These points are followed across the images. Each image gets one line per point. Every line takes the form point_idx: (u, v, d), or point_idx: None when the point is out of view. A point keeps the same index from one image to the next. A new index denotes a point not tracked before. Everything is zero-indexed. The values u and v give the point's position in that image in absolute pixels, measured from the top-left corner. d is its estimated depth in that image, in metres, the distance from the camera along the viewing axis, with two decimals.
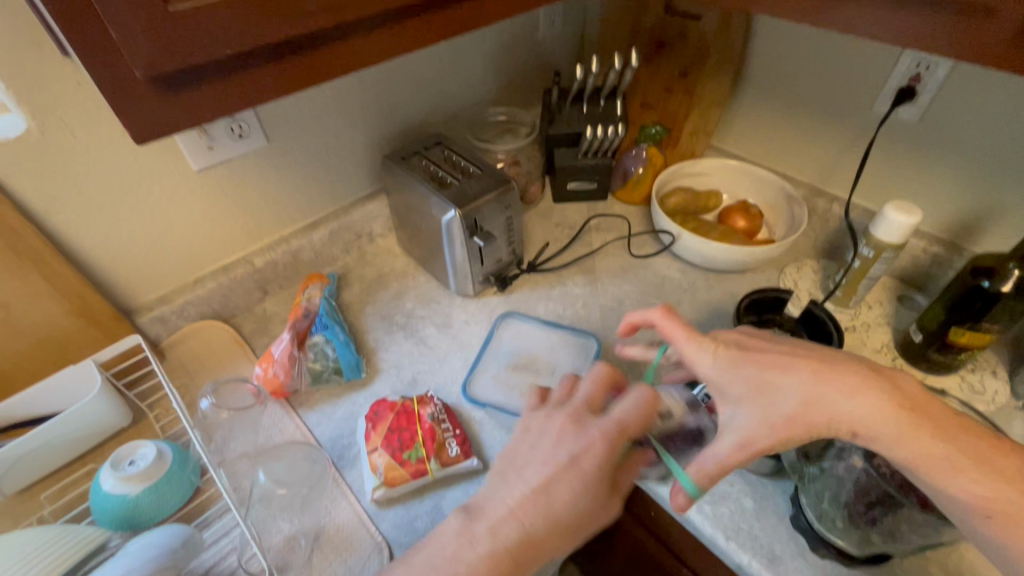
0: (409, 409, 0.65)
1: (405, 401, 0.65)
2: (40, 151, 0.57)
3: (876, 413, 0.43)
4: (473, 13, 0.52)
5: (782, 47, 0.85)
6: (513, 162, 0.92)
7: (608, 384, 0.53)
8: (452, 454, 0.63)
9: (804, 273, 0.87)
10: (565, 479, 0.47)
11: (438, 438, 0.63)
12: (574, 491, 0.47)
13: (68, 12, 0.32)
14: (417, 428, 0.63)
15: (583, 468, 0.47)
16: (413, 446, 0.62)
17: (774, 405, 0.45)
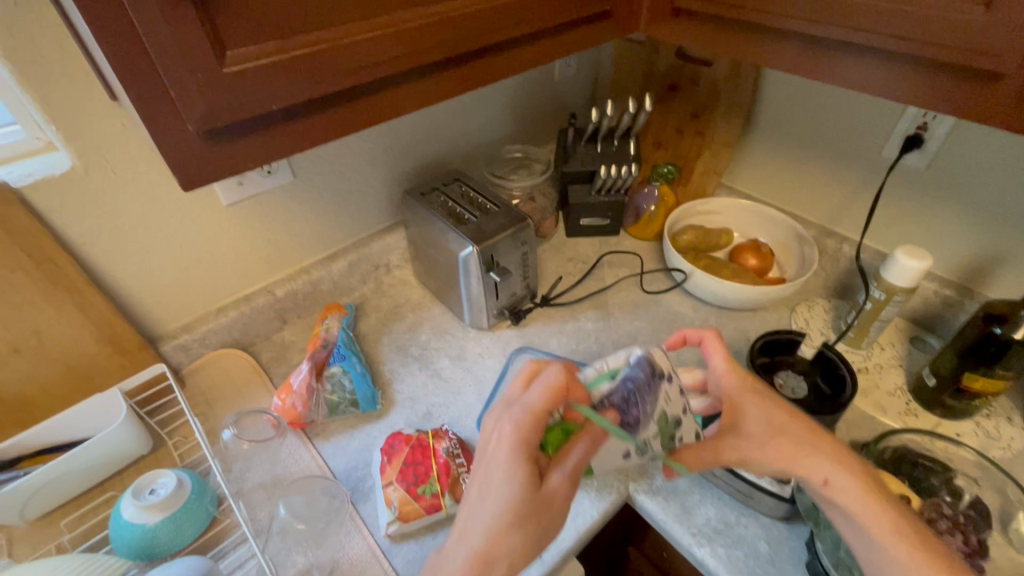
0: (424, 443, 0.66)
1: (420, 435, 0.66)
2: (83, 187, 0.60)
3: (841, 484, 0.48)
4: (490, 68, 0.56)
5: (791, 93, 0.88)
6: (528, 198, 0.94)
7: (529, 376, 0.52)
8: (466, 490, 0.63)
9: (815, 312, 0.88)
10: (491, 482, 0.45)
11: (453, 474, 0.63)
12: (505, 496, 0.44)
13: (135, 76, 0.35)
14: (432, 462, 0.64)
15: (493, 463, 0.45)
16: (428, 481, 0.62)
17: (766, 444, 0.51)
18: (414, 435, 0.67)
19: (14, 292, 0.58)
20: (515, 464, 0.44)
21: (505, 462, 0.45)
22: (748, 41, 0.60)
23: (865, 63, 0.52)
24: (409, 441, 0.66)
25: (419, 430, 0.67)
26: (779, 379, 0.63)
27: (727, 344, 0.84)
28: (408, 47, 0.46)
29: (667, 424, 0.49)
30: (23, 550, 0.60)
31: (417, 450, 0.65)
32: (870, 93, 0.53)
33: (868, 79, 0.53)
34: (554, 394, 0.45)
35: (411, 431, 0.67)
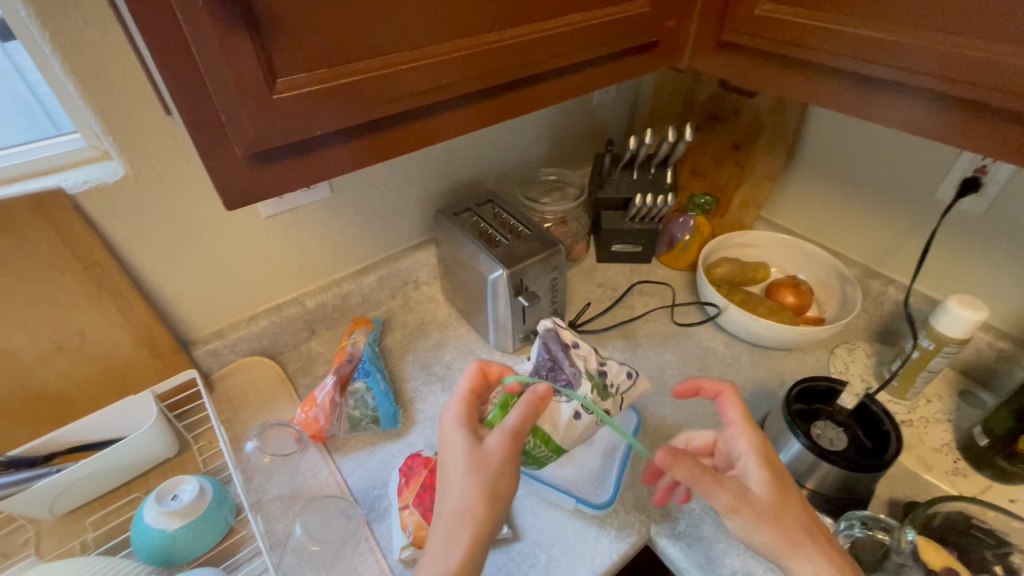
0: (442, 468, 0.65)
1: (439, 459, 0.66)
2: (132, 196, 0.62)
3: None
4: (528, 98, 0.56)
5: (838, 128, 0.85)
6: (560, 222, 0.94)
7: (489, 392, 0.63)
8: None
9: (856, 356, 0.84)
10: (446, 456, 0.51)
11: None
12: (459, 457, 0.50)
13: (188, 99, 0.36)
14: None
15: (443, 435, 0.54)
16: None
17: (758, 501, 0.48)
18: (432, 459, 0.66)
19: (63, 293, 0.61)
20: (459, 434, 0.52)
21: (454, 438, 0.52)
22: (792, 76, 0.58)
23: (918, 107, 0.50)
24: (428, 463, 0.65)
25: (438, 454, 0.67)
26: (817, 428, 0.60)
27: (760, 384, 0.80)
28: (450, 78, 0.47)
29: None
30: (49, 546, 0.62)
31: (436, 474, 0.64)
32: (926, 136, 0.51)
33: (925, 121, 0.50)
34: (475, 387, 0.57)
35: (431, 454, 0.67)
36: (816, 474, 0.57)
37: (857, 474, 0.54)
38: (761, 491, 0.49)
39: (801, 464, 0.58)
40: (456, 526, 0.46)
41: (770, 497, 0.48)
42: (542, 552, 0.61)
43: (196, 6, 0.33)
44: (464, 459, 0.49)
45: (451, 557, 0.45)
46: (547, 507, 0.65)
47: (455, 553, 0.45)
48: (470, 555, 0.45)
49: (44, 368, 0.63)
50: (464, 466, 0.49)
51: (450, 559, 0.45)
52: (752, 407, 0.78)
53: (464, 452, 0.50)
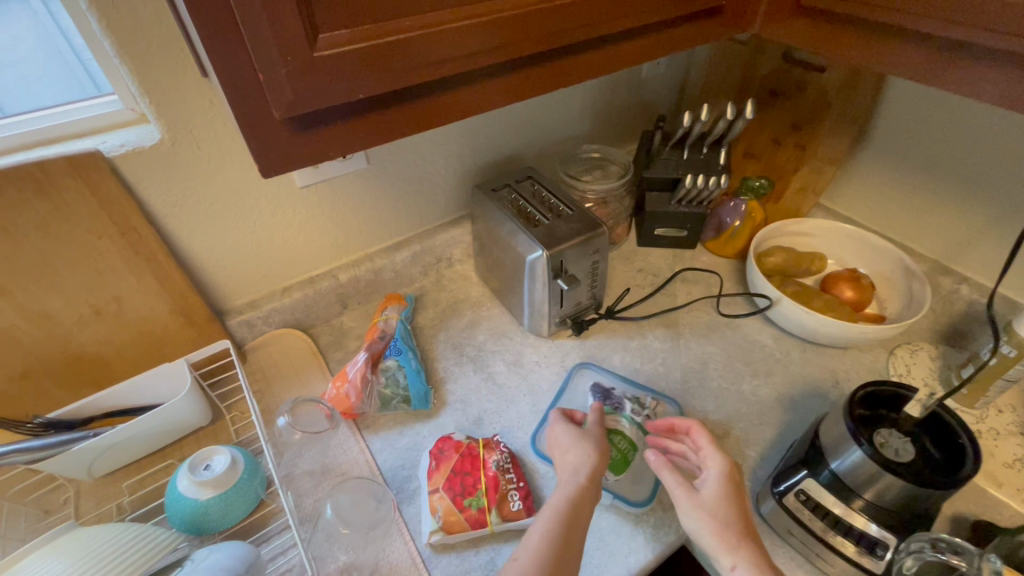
0: (474, 452, 0.63)
1: (471, 443, 0.64)
2: (168, 161, 0.61)
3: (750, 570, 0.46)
4: (582, 65, 0.51)
5: (918, 107, 0.78)
6: (601, 203, 0.89)
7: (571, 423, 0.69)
8: (514, 509, 0.60)
9: (919, 359, 0.77)
10: (556, 436, 0.61)
11: (502, 489, 0.61)
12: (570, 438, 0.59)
13: (226, 55, 0.33)
14: (481, 471, 0.61)
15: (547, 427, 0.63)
16: (476, 493, 0.60)
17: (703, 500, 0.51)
18: (464, 443, 0.64)
19: (101, 258, 0.60)
20: (567, 423, 0.62)
21: (557, 427, 0.61)
22: (875, 40, 0.52)
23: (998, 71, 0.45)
24: (460, 447, 0.64)
25: (470, 439, 0.65)
26: (880, 436, 0.55)
27: (811, 384, 0.76)
28: (502, 39, 0.42)
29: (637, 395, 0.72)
30: (88, 505, 0.63)
31: (469, 458, 0.63)
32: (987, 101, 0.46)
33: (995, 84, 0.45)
34: (564, 413, 0.64)
35: (463, 438, 0.65)
36: (877, 485, 0.52)
37: (926, 490, 0.49)
38: (710, 501, 0.51)
39: (859, 474, 0.53)
40: (572, 475, 0.55)
41: (720, 506, 0.50)
42: None
43: None
44: (576, 438, 0.59)
45: (566, 491, 0.53)
46: None
47: (570, 489, 0.53)
48: (581, 492, 0.53)
49: (83, 332, 0.63)
50: (576, 438, 0.59)
51: (568, 494, 0.53)
52: (802, 407, 0.73)
53: (572, 433, 0.60)
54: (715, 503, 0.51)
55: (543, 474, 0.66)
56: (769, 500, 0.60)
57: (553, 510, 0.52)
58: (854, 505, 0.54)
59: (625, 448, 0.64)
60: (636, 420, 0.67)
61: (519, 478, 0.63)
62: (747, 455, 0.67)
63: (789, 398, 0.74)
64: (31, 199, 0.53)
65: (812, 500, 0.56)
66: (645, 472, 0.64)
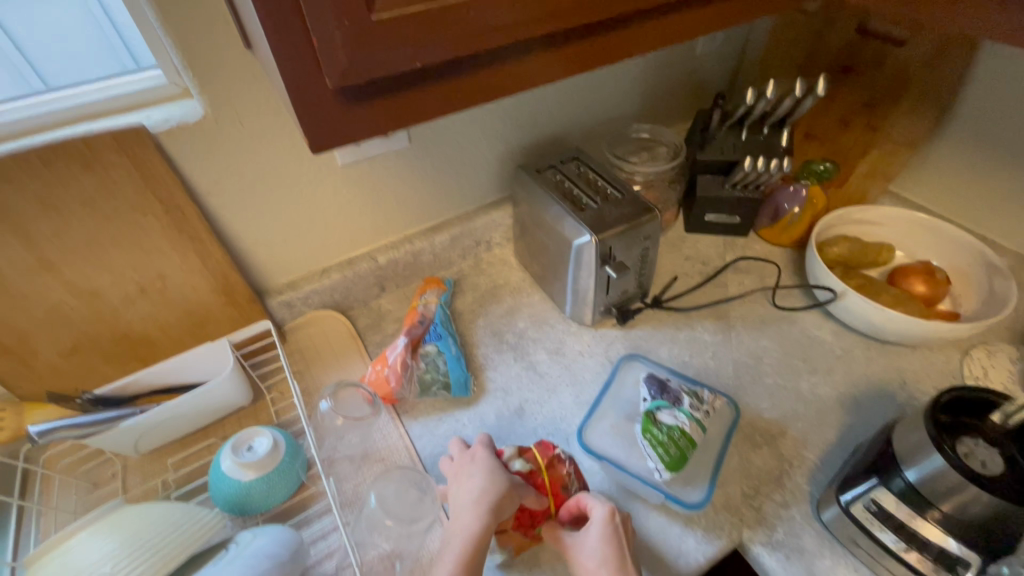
0: (538, 480, 0.55)
1: (533, 470, 0.56)
2: (212, 137, 0.59)
3: None
4: (652, 33, 0.47)
5: (1013, 83, 0.70)
6: (648, 186, 0.85)
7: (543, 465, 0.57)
8: None
9: (998, 360, 0.72)
10: (465, 466, 0.55)
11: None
12: (478, 479, 0.53)
13: (277, 16, 0.31)
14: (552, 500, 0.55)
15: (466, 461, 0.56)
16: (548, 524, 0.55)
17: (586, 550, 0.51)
18: (525, 473, 0.55)
19: (145, 236, 0.59)
20: (484, 454, 0.56)
21: (466, 466, 0.55)
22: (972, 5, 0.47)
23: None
24: (523, 477, 0.55)
25: (529, 461, 0.56)
26: (964, 446, 0.50)
27: (876, 384, 0.70)
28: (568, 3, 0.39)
29: (694, 389, 0.64)
30: (134, 480, 0.64)
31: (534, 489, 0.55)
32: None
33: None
34: (491, 442, 0.58)
35: (523, 466, 0.55)
36: (958, 499, 0.47)
37: (1017, 508, 0.45)
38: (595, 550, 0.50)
39: (940, 486, 0.48)
40: (476, 504, 0.50)
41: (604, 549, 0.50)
42: None
43: None
44: (484, 482, 0.52)
45: (471, 526, 0.48)
46: (630, 497, 0.61)
47: (474, 523, 0.48)
48: (489, 524, 0.48)
49: (129, 309, 0.63)
50: (482, 469, 0.54)
51: (473, 524, 0.48)
52: (866, 409, 0.68)
53: (480, 477, 0.53)
54: (593, 554, 0.50)
55: (587, 470, 0.64)
56: (833, 506, 0.57)
57: (459, 548, 0.47)
58: (930, 517, 0.49)
59: (683, 445, 0.57)
60: (693, 414, 0.59)
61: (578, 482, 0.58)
62: (806, 458, 0.64)
63: (852, 399, 0.69)
64: (79, 175, 0.53)
65: (883, 509, 0.53)
66: (695, 472, 0.61)
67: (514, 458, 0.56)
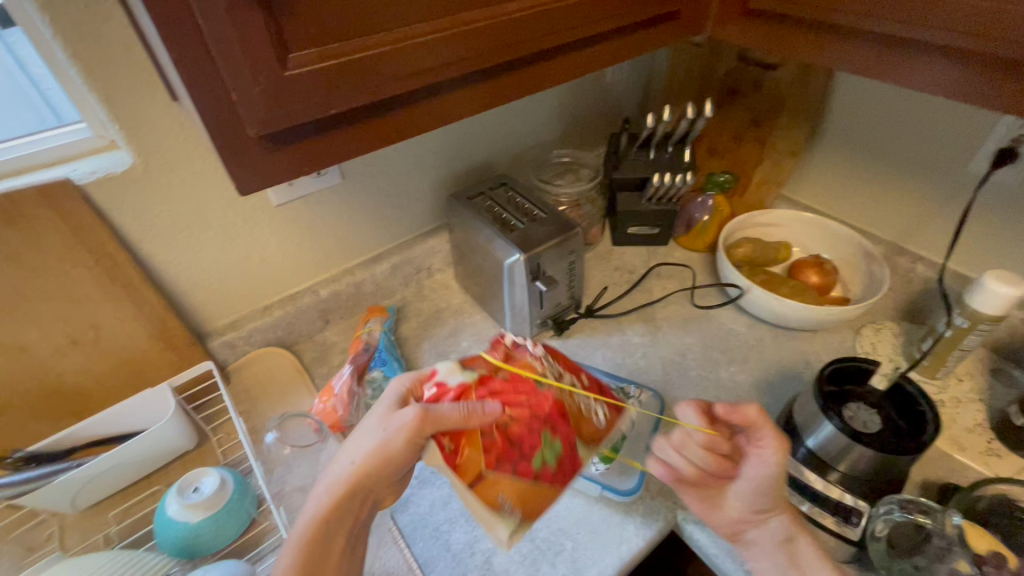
0: (489, 385, 0.47)
1: (482, 377, 0.48)
2: (142, 186, 0.61)
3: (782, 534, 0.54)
4: (551, 71, 0.53)
5: (868, 99, 0.82)
6: (575, 205, 0.91)
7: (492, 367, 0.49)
8: (589, 428, 0.50)
9: (884, 336, 0.82)
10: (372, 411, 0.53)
11: (567, 404, 0.48)
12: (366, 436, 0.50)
13: (196, 76, 0.34)
14: (529, 408, 0.46)
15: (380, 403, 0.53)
16: (543, 437, 0.46)
17: (761, 487, 0.54)
18: (474, 383, 0.47)
19: (76, 287, 0.60)
20: (398, 391, 0.52)
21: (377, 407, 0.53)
22: (821, 44, 0.55)
23: (950, 67, 0.47)
24: (458, 390, 0.48)
25: (473, 371, 0.49)
26: (850, 411, 0.57)
27: (785, 367, 0.79)
28: (471, 50, 0.44)
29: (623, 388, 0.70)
30: (73, 539, 0.62)
31: (495, 395, 0.47)
32: (926, 90, 0.49)
33: (925, 79, 0.49)
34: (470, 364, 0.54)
35: (464, 377, 0.48)
36: (849, 458, 0.54)
37: (891, 457, 0.52)
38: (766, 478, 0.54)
39: (832, 448, 0.55)
40: (341, 473, 0.50)
41: (772, 479, 0.54)
42: (568, 540, 0.61)
43: None
44: (365, 439, 0.50)
45: (319, 502, 0.50)
46: (571, 494, 0.65)
47: (327, 498, 0.50)
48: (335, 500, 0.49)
49: (61, 362, 0.63)
50: (375, 415, 0.51)
51: (325, 498, 0.50)
52: (778, 391, 0.76)
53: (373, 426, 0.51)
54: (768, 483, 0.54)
55: None
56: None
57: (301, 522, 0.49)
58: (831, 478, 0.57)
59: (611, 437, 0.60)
60: None
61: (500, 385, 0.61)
62: None
63: (765, 383, 0.77)
64: (3, 231, 0.53)
65: (790, 476, 0.59)
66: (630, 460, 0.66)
67: (444, 375, 0.50)
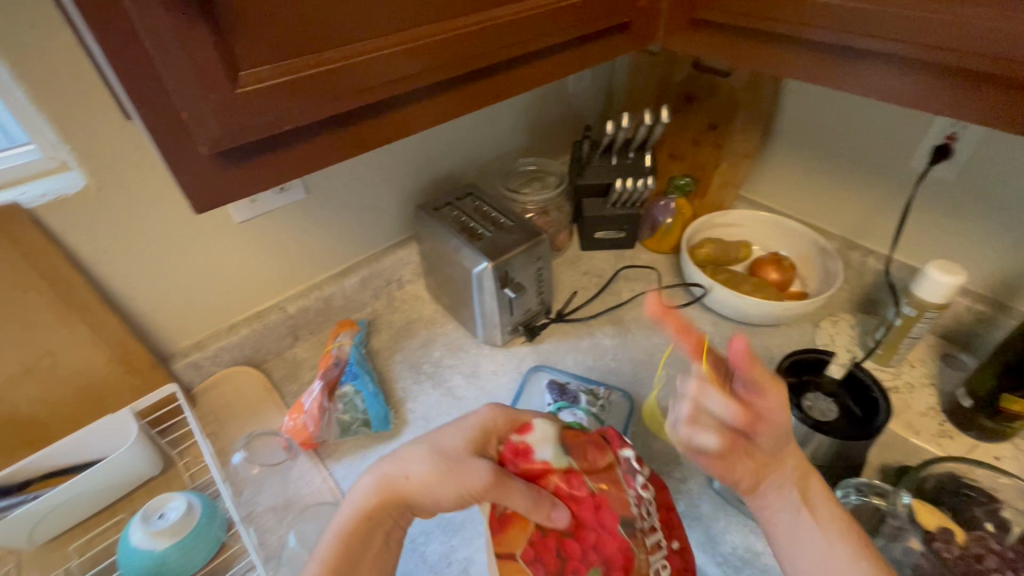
0: (570, 479, 0.51)
1: (569, 472, 0.51)
2: (96, 207, 0.60)
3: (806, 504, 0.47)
4: (508, 82, 0.54)
5: (815, 102, 0.86)
6: (542, 212, 0.93)
7: (592, 468, 0.52)
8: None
9: (841, 328, 0.85)
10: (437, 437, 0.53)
11: (637, 555, 0.50)
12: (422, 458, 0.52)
13: (144, 95, 0.34)
14: (599, 534, 0.50)
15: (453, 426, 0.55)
16: (588, 567, 0.48)
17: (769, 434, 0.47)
18: (558, 473, 0.51)
19: (28, 313, 0.58)
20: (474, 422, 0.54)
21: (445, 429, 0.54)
22: (770, 51, 0.57)
23: (886, 73, 0.50)
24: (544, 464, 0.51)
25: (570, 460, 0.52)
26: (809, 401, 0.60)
27: None
28: (427, 63, 0.45)
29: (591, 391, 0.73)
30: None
31: (571, 494, 0.50)
32: (861, 93, 0.52)
33: (858, 83, 0.52)
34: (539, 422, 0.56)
35: (552, 458, 0.51)
36: (809, 447, 0.57)
37: (847, 444, 0.54)
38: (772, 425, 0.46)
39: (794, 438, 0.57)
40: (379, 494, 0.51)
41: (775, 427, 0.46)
42: None
43: None
44: (423, 464, 0.51)
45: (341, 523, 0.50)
46: None
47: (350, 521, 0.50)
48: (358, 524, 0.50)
49: (13, 392, 0.60)
50: (441, 442, 0.52)
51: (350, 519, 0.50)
52: None
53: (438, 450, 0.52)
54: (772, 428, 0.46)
55: None
56: None
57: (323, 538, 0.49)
58: None
59: None
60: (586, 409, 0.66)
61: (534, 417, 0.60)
62: None
63: None
64: None
65: None
66: None
67: (537, 440, 0.52)
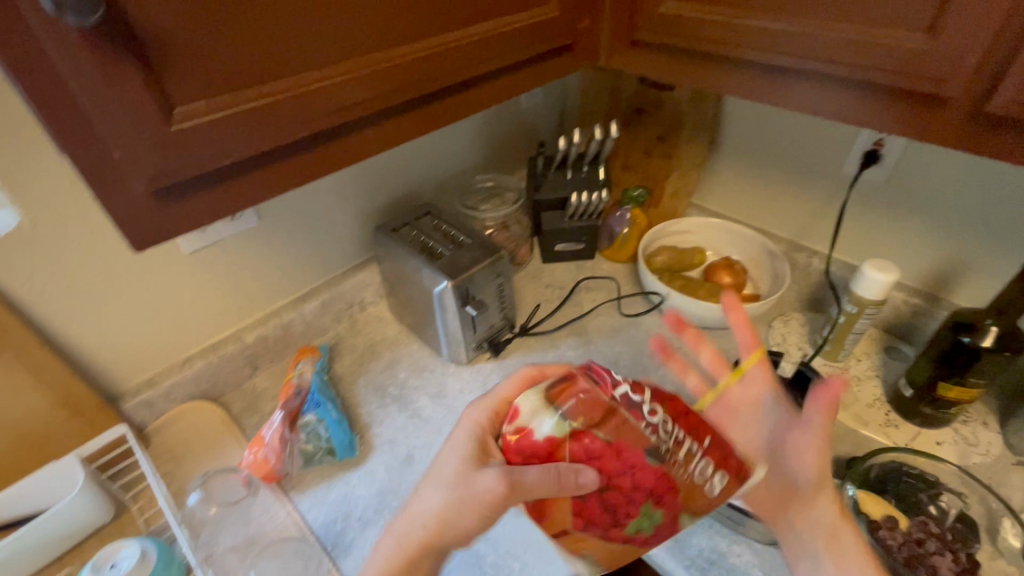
0: (584, 445, 0.41)
1: (577, 437, 0.42)
2: (32, 246, 0.57)
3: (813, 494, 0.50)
4: (456, 105, 0.55)
5: (755, 113, 0.90)
6: (502, 228, 0.94)
7: (596, 422, 0.41)
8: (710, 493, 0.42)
9: (792, 327, 0.89)
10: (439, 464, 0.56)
11: (679, 475, 0.41)
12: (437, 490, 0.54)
13: (72, 138, 0.33)
14: (643, 489, 0.41)
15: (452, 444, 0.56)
16: (641, 510, 0.42)
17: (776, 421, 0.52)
18: (567, 440, 0.42)
19: None
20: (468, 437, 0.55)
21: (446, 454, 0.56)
22: (711, 72, 0.60)
23: (810, 89, 0.53)
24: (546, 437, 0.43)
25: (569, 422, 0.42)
26: None
27: None
28: (371, 91, 0.46)
29: None
30: None
31: (596, 458, 0.41)
32: (790, 108, 0.55)
33: (786, 98, 0.55)
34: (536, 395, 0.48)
35: (552, 429, 0.42)
36: None
37: None
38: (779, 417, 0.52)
39: None
40: (406, 534, 0.53)
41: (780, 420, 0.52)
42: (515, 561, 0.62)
43: (72, 41, 0.31)
44: (438, 494, 0.53)
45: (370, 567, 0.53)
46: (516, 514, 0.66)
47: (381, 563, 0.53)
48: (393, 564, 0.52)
49: None
50: (447, 467, 0.54)
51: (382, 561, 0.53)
52: None
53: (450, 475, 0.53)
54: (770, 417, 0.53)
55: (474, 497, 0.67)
56: None
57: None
58: None
59: None
60: None
61: (509, 383, 0.57)
62: None
63: None
64: None
65: None
66: None
67: (527, 411, 0.44)
